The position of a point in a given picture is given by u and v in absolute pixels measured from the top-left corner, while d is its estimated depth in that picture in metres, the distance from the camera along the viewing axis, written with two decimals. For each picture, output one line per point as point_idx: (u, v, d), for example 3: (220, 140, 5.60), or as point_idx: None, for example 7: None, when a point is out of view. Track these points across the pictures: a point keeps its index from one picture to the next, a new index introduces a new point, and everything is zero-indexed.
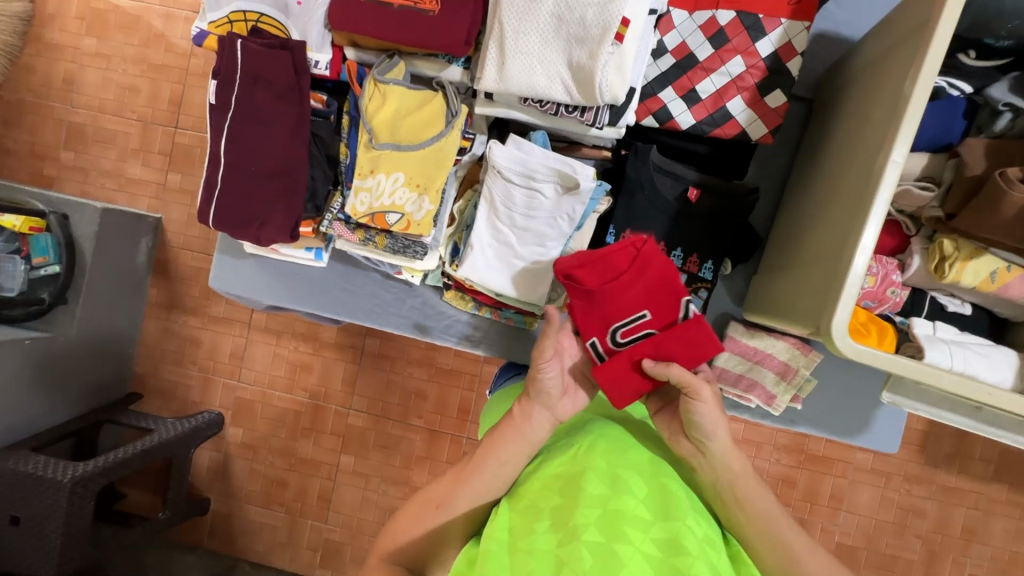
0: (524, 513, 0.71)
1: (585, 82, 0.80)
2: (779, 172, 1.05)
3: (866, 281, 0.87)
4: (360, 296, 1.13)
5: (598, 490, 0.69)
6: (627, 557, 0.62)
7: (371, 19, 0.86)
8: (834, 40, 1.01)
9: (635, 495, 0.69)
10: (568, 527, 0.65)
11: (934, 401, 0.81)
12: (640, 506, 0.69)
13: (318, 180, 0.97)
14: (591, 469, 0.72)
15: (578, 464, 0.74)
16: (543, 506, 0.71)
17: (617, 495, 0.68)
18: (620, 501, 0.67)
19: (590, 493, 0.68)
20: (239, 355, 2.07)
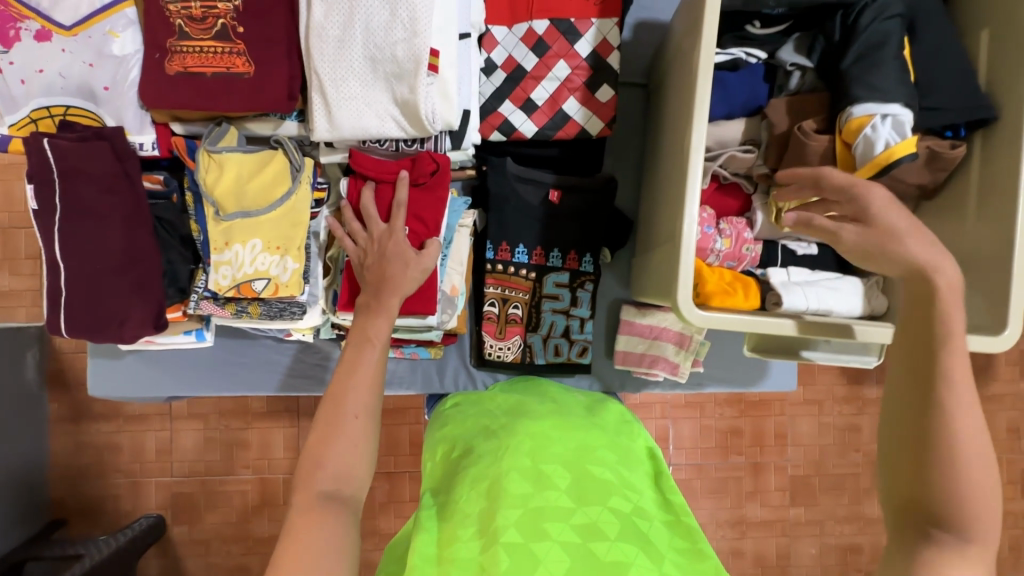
0: (452, 520, 0.71)
1: (414, 116, 0.81)
2: (634, 156, 1.10)
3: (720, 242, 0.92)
4: (256, 366, 1.09)
5: (520, 490, 0.70)
6: (546, 553, 0.63)
7: (185, 93, 0.83)
8: (652, 25, 1.08)
9: (556, 488, 0.71)
10: (491, 532, 0.66)
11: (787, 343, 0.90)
12: (563, 498, 0.70)
13: (177, 263, 0.93)
14: (515, 471, 0.74)
15: (503, 467, 0.75)
16: (469, 512, 0.71)
17: (538, 493, 0.70)
18: (541, 497, 0.69)
19: (511, 494, 0.70)
20: (166, 449, 1.94)
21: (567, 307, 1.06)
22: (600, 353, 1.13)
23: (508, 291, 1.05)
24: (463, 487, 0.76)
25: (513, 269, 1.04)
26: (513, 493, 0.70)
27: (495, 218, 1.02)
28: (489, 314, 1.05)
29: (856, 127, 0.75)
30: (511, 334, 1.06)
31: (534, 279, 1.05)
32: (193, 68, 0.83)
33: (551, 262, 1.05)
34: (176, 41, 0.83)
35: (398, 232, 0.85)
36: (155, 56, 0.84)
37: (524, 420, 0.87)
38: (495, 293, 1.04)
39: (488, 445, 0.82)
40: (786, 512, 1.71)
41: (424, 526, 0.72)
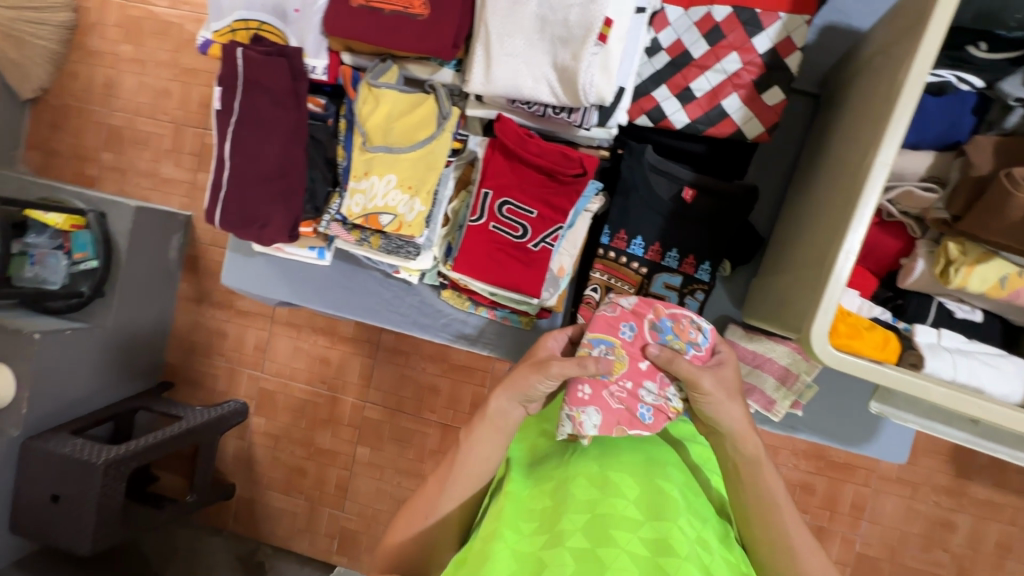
0: (519, 515, 0.76)
1: (570, 84, 0.80)
2: (783, 170, 1.02)
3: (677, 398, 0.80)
4: (360, 294, 1.16)
5: (587, 494, 0.74)
6: (612, 559, 0.67)
7: (363, 25, 0.88)
8: (843, 32, 0.98)
9: (624, 498, 0.73)
10: (558, 530, 0.71)
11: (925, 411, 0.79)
12: (629, 509, 0.72)
13: (318, 182, 1.00)
14: (582, 475, 0.77)
15: (570, 469, 0.78)
16: (534, 507, 0.77)
17: (605, 498, 0.73)
18: (608, 504, 0.72)
19: (578, 498, 0.73)
20: (262, 347, 2.16)
21: None
22: None
23: (614, 280, 1.02)
24: (525, 489, 0.80)
25: (625, 259, 1.01)
26: (580, 497, 0.73)
27: (619, 205, 1.00)
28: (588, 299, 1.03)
29: None
30: None
31: (643, 275, 1.01)
32: (375, 4, 0.88)
33: (666, 262, 1.01)
34: None
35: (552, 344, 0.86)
36: None
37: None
38: (599, 279, 1.01)
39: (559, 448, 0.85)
40: None
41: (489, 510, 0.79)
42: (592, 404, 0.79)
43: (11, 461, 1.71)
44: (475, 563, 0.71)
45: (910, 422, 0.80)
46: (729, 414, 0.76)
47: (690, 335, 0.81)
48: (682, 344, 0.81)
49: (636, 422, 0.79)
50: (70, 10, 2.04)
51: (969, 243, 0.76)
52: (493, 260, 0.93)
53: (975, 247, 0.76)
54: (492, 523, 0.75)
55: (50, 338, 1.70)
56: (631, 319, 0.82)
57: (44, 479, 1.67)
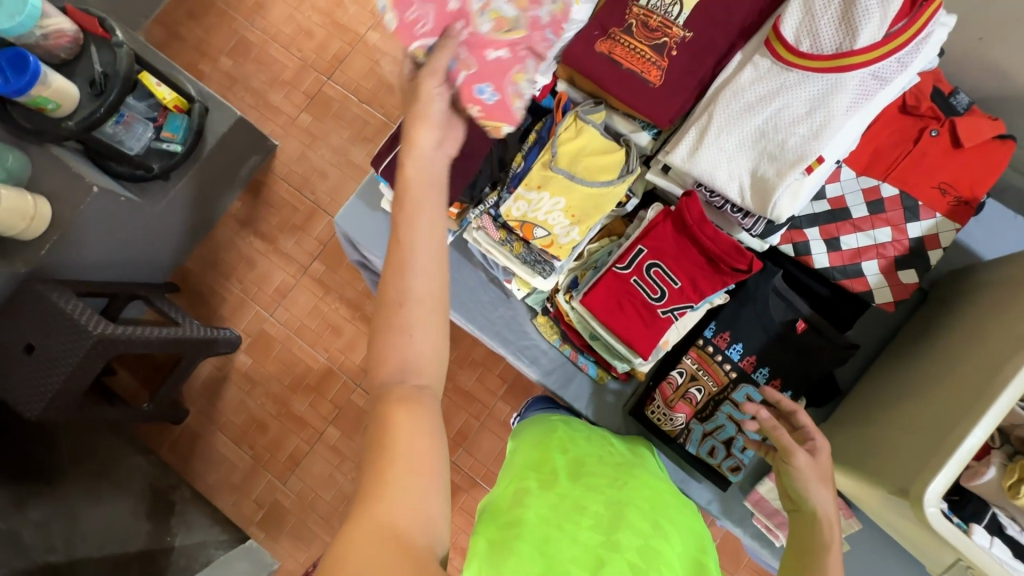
0: (568, 506, 0.79)
1: (762, 194, 0.89)
2: (878, 340, 1.11)
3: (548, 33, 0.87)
4: (458, 286, 1.18)
5: (641, 525, 0.77)
6: None
7: (598, 67, 0.97)
8: (965, 251, 1.11)
9: (672, 543, 0.77)
10: (614, 541, 0.73)
11: None
12: (674, 555, 0.75)
13: (483, 175, 1.05)
14: (638, 507, 0.80)
15: (625, 496, 0.82)
16: (588, 508, 0.79)
17: (656, 536, 0.76)
18: (660, 541, 0.75)
19: (635, 524, 0.77)
20: (282, 292, 2.13)
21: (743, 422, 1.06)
22: (736, 485, 1.09)
23: (701, 371, 1.08)
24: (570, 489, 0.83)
25: (720, 358, 1.07)
26: (634, 523, 0.77)
27: (733, 308, 1.07)
28: (671, 379, 1.09)
29: None
30: (679, 409, 1.07)
31: (730, 379, 1.07)
32: (616, 57, 0.96)
33: (754, 376, 1.07)
34: (619, 31, 0.96)
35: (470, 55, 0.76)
36: (593, 32, 0.97)
37: (637, 469, 0.92)
38: (691, 365, 1.07)
39: (606, 471, 0.88)
40: None
41: (536, 494, 0.81)
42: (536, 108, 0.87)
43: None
44: (524, 530, 0.73)
45: None
46: (821, 493, 0.78)
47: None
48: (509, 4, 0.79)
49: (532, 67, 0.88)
50: None
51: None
52: (617, 307, 0.98)
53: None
54: (547, 510, 0.77)
55: (103, 196, 1.56)
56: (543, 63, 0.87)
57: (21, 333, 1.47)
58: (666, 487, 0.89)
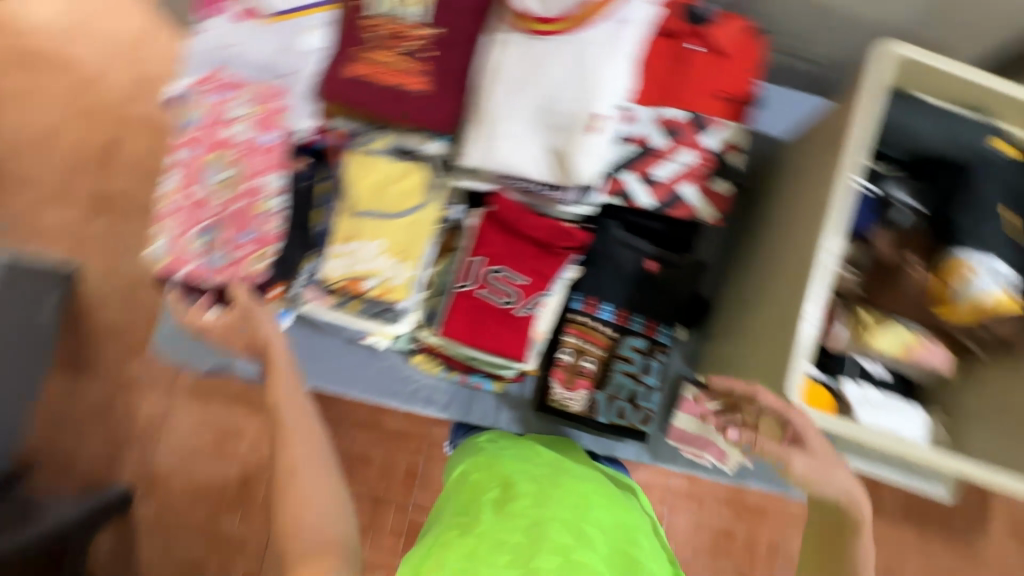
0: (487, 539, 0.76)
1: (563, 168, 0.88)
2: (722, 245, 1.18)
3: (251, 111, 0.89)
4: (320, 361, 1.10)
5: (564, 539, 0.76)
6: None
7: (356, 93, 0.89)
8: (762, 136, 1.18)
9: (596, 550, 0.76)
10: (529, 568, 0.70)
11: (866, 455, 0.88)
12: (600, 563, 0.75)
13: (290, 245, 0.92)
14: (556, 520, 0.79)
15: (546, 509, 0.81)
16: (507, 540, 0.75)
17: (579, 546, 0.75)
18: (581, 551, 0.74)
19: (552, 540, 0.75)
20: (155, 422, 1.74)
21: (638, 373, 1.08)
22: (655, 429, 1.14)
23: (586, 343, 1.08)
24: (487, 522, 0.80)
25: (596, 324, 1.08)
26: (556, 541, 0.75)
27: (591, 273, 1.08)
28: (561, 362, 1.08)
29: (960, 271, 0.84)
30: (578, 386, 1.08)
31: (613, 338, 1.09)
32: (371, 76, 0.89)
33: (632, 326, 1.09)
34: (363, 49, 0.89)
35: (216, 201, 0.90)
36: (338, 57, 0.90)
37: (563, 478, 0.91)
38: (574, 342, 1.07)
39: (528, 487, 0.87)
40: None
41: (453, 537, 0.77)
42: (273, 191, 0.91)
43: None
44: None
45: None
46: (836, 479, 0.79)
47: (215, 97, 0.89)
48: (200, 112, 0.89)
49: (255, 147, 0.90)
50: None
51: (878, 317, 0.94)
52: (477, 324, 0.94)
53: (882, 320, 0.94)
54: (467, 548, 0.74)
55: None
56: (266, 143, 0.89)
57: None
58: (590, 490, 0.89)
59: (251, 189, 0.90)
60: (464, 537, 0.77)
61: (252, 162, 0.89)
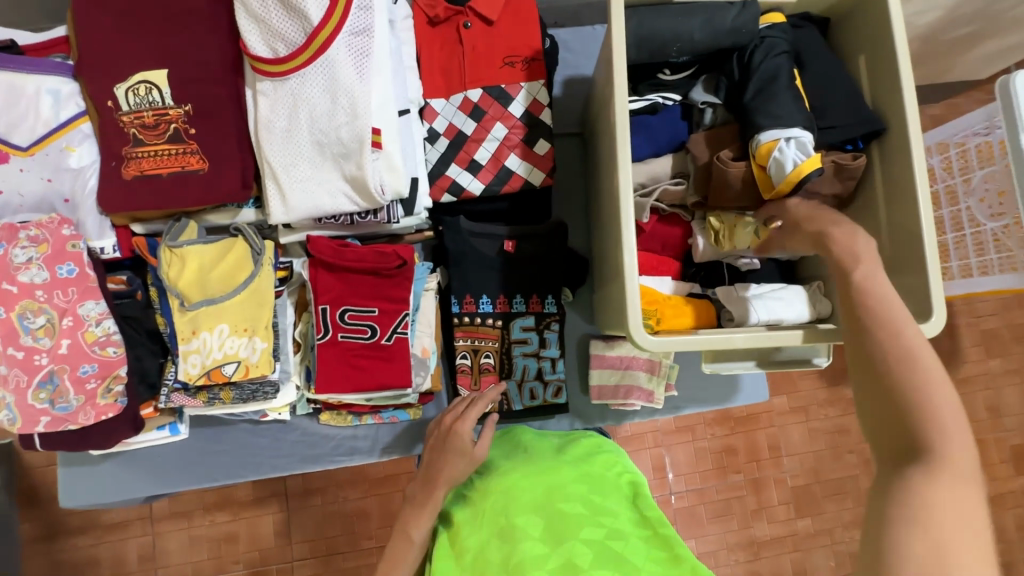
0: None
1: (364, 190, 0.86)
2: (580, 198, 1.18)
3: (35, 251, 0.85)
4: (235, 453, 1.06)
5: (497, 552, 0.75)
6: None
7: (142, 193, 0.87)
8: (578, 81, 1.18)
9: (531, 537, 0.76)
10: None
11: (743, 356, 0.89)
12: (539, 543, 0.75)
13: (146, 358, 0.93)
14: (491, 535, 0.79)
15: (481, 534, 0.81)
16: None
17: (513, 546, 0.75)
18: (517, 552, 0.74)
19: (489, 559, 0.75)
20: (149, 555, 1.73)
21: (537, 349, 1.08)
22: (576, 394, 1.15)
23: (478, 341, 1.07)
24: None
25: (480, 319, 1.07)
26: (492, 558, 0.75)
27: (457, 273, 1.06)
28: (462, 367, 1.07)
29: (766, 152, 0.83)
30: (486, 383, 1.07)
31: (501, 327, 1.08)
32: (149, 171, 0.87)
33: (516, 308, 1.08)
34: (131, 148, 0.87)
35: (38, 346, 0.87)
36: (112, 164, 0.88)
37: (493, 478, 0.90)
38: (465, 344, 1.06)
39: (465, 514, 0.87)
40: (793, 525, 1.70)
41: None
42: (100, 318, 0.88)
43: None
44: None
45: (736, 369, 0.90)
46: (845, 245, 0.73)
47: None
48: None
49: (59, 283, 0.86)
50: None
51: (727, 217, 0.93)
52: (349, 367, 0.94)
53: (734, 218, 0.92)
54: None
55: None
56: (70, 277, 0.86)
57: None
58: (515, 474, 0.88)
59: (74, 323, 0.87)
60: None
61: (66, 301, 0.86)
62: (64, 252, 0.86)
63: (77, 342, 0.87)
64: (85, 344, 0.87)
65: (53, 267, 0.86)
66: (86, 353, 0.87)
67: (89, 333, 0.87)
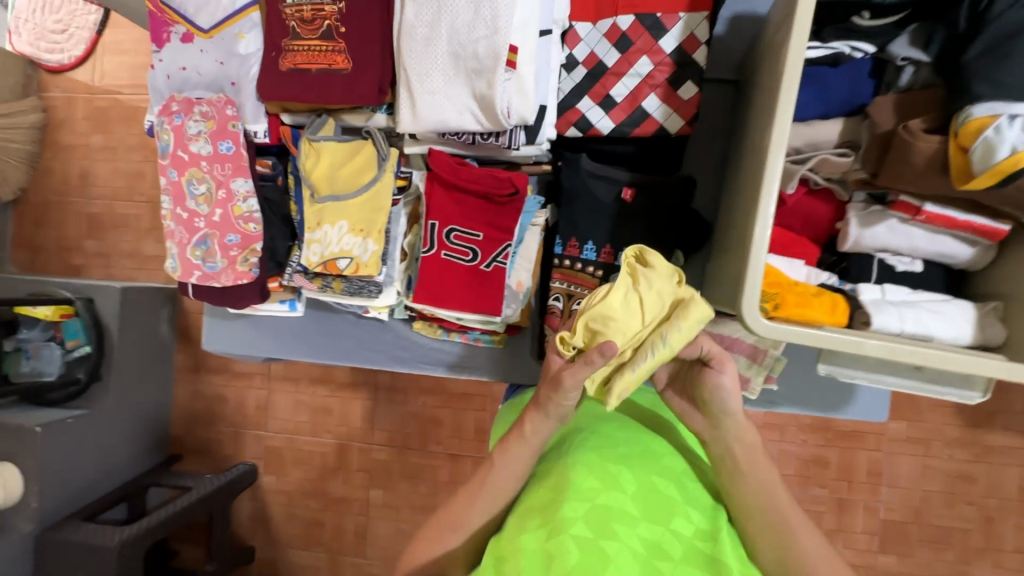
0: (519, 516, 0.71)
1: (490, 111, 0.84)
2: (717, 157, 1.06)
3: (202, 125, 0.97)
4: (338, 338, 1.17)
5: (588, 485, 0.70)
6: (614, 552, 0.62)
7: (292, 85, 0.93)
8: (749, 19, 1.01)
9: (624, 489, 0.70)
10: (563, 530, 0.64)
11: (872, 367, 0.77)
12: (630, 503, 0.69)
13: (277, 239, 1.03)
14: (583, 467, 0.73)
15: (574, 463, 0.74)
16: (534, 507, 0.71)
17: (605, 490, 0.69)
18: (609, 495, 0.69)
19: (581, 487, 0.69)
20: (263, 406, 2.04)
21: None
22: None
23: (574, 287, 1.03)
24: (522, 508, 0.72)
25: (580, 266, 1.03)
26: (582, 488, 0.69)
27: (566, 214, 1.02)
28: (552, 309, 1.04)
29: (975, 129, 0.66)
30: None
31: (600, 277, 1.02)
32: (301, 65, 0.92)
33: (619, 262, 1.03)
34: (289, 41, 0.93)
35: (198, 210, 1.01)
36: (271, 55, 0.94)
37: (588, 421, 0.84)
38: (560, 288, 1.02)
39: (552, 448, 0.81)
40: (872, 557, 1.55)
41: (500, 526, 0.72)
42: (247, 195, 0.99)
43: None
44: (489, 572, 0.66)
45: (858, 379, 0.79)
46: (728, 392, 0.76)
47: (174, 122, 0.98)
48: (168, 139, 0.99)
49: (220, 157, 0.97)
50: (38, 110, 2.01)
51: (616, 320, 0.70)
52: (448, 284, 0.98)
53: (640, 310, 0.71)
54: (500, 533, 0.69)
55: (53, 430, 1.62)
56: (228, 153, 0.97)
57: (64, 574, 1.57)
58: (621, 429, 0.82)
59: (226, 195, 0.99)
60: (508, 519, 0.72)
61: (223, 174, 0.98)
62: (226, 130, 0.97)
63: (228, 212, 0.99)
64: (233, 215, 0.99)
65: (216, 142, 0.97)
66: (233, 223, 1.00)
67: (236, 206, 0.99)
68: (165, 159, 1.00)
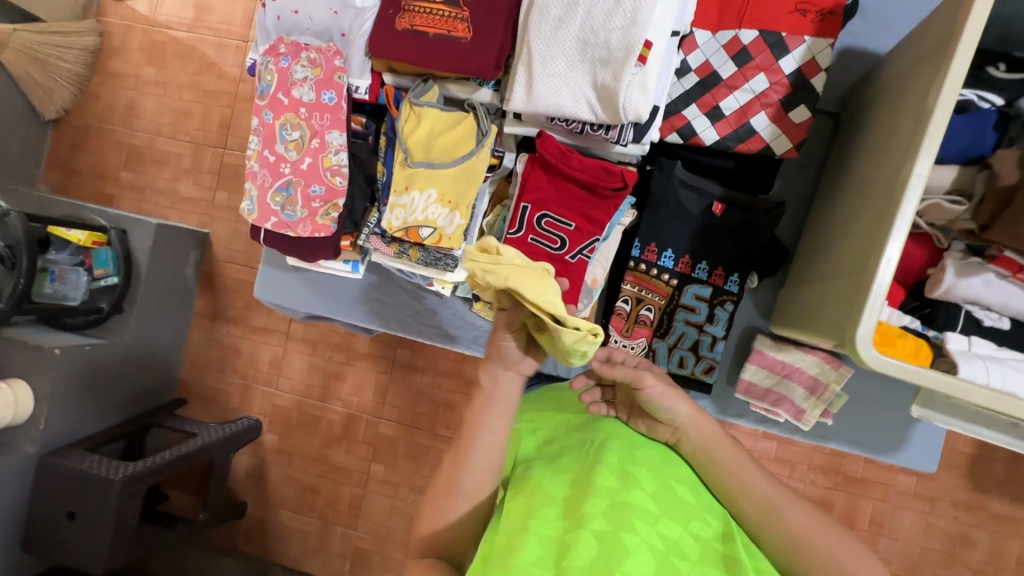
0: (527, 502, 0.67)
1: (609, 102, 0.83)
2: (805, 187, 1.06)
3: (308, 71, 0.95)
4: (393, 307, 1.16)
5: (608, 483, 0.66)
6: (633, 546, 0.60)
7: (406, 45, 0.91)
8: (860, 55, 1.01)
9: (643, 491, 0.66)
10: (577, 520, 0.62)
11: (967, 415, 0.81)
12: (649, 503, 0.65)
13: (356, 198, 1.03)
14: (598, 463, 0.69)
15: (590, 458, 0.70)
16: (553, 492, 0.68)
17: (626, 488, 0.65)
18: (627, 494, 0.65)
19: (598, 483, 0.66)
20: (276, 364, 2.01)
21: (702, 322, 1.03)
22: (722, 380, 1.09)
23: (645, 291, 1.03)
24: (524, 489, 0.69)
25: (656, 271, 1.02)
26: (601, 485, 0.66)
27: (649, 218, 1.02)
28: (619, 310, 1.04)
29: None
30: (637, 335, 1.03)
31: (674, 286, 1.03)
32: (419, 27, 0.91)
33: (696, 274, 1.02)
34: (411, 1, 0.92)
35: (288, 155, 0.99)
36: (389, 12, 0.93)
37: (606, 419, 0.80)
38: (631, 291, 1.03)
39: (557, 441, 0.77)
40: None
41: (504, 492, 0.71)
42: (340, 148, 0.98)
43: (21, 498, 1.57)
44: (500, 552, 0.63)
45: (951, 425, 0.82)
46: (676, 403, 0.75)
47: (279, 64, 0.97)
48: (270, 79, 0.98)
49: (321, 105, 0.96)
50: (95, 34, 1.98)
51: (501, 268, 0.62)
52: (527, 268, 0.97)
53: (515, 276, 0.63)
54: (514, 514, 0.66)
55: (70, 354, 1.58)
56: (329, 104, 0.96)
57: (61, 501, 1.54)
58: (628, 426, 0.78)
59: (319, 145, 0.98)
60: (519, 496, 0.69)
61: (321, 123, 0.97)
62: (330, 81, 0.95)
63: (317, 163, 0.98)
64: (322, 166, 0.98)
65: (319, 91, 0.96)
66: (320, 174, 0.98)
67: (326, 158, 0.98)
68: (262, 99, 0.99)
